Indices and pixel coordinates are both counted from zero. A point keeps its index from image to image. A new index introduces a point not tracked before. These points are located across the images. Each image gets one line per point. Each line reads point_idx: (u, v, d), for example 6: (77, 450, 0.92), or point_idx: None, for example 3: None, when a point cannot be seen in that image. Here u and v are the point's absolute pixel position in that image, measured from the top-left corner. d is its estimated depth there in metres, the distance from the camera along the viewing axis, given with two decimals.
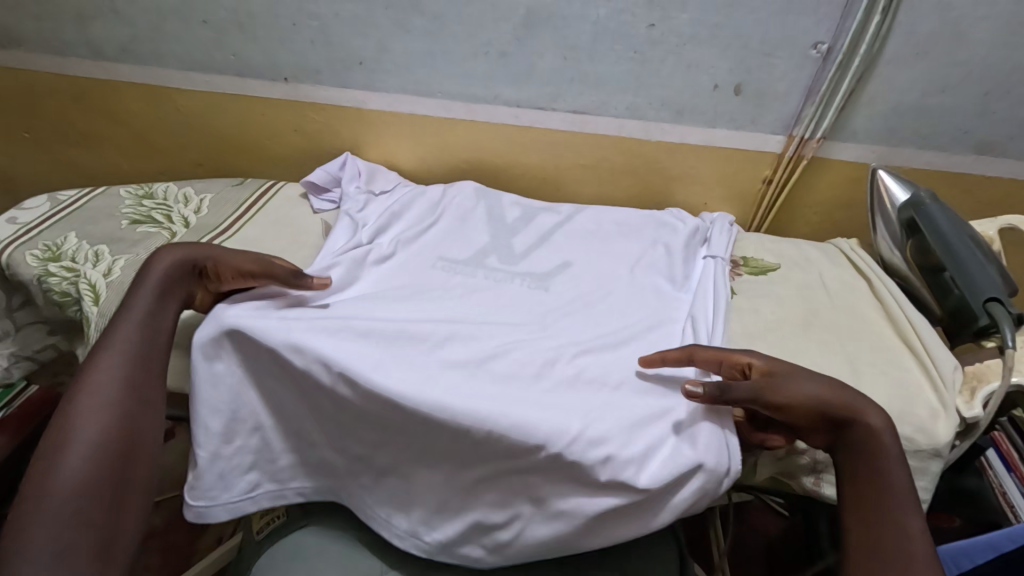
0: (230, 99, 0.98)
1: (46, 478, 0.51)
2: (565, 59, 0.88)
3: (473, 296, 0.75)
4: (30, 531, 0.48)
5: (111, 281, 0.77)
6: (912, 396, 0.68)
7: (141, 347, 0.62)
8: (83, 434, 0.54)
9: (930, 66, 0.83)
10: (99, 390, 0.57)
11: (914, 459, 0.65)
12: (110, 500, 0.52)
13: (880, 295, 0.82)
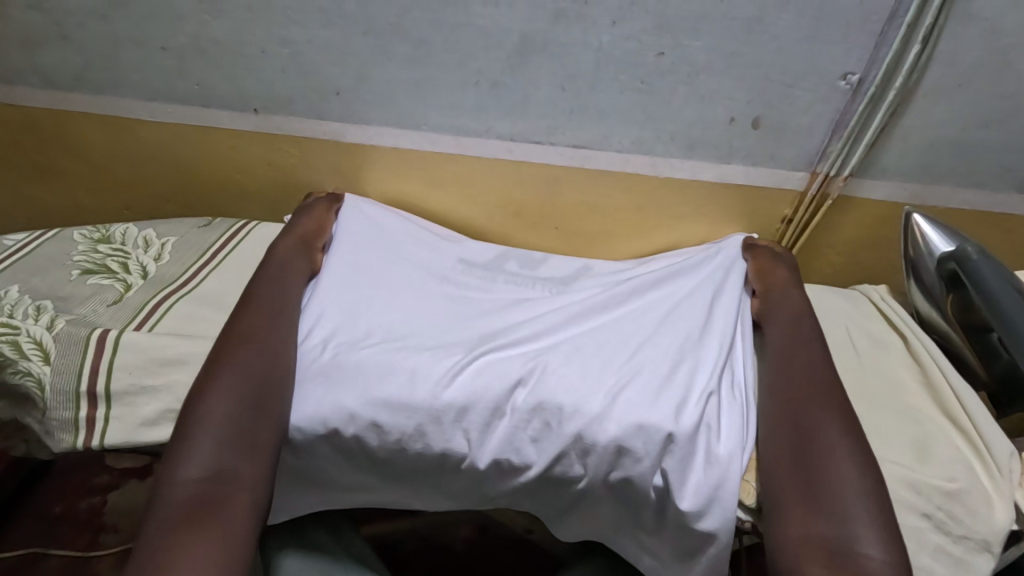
0: (196, 131, 0.89)
1: (204, 392, 0.58)
2: (564, 90, 0.79)
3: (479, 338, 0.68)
4: (193, 440, 0.54)
5: (58, 333, 0.68)
6: (965, 480, 0.59)
7: (280, 296, 0.69)
8: (238, 359, 0.60)
9: (971, 98, 0.75)
10: (246, 328, 0.64)
11: (960, 547, 0.57)
12: (248, 413, 0.57)
13: (917, 356, 0.73)
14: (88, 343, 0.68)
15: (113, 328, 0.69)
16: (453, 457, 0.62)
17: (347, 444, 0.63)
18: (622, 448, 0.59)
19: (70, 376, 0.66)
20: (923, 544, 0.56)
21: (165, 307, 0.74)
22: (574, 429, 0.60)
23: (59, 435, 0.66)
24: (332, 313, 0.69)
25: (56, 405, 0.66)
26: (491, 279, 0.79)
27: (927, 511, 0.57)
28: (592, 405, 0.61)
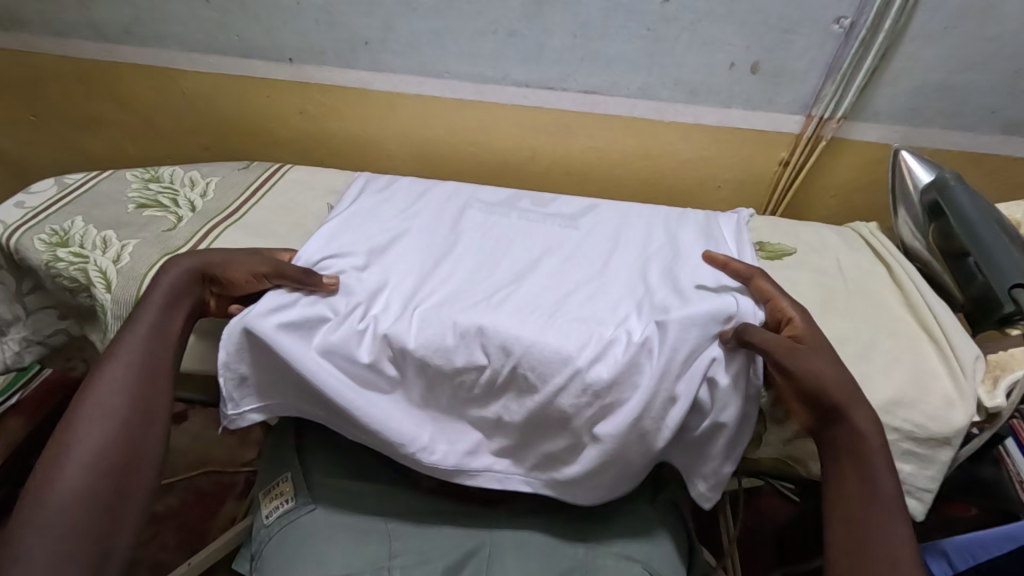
0: (236, 82, 0.97)
1: (49, 485, 0.52)
2: (576, 37, 0.85)
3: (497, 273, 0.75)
4: (31, 537, 0.50)
5: (120, 268, 0.75)
6: (934, 390, 0.65)
7: (148, 355, 0.62)
8: (87, 439, 0.55)
9: (956, 42, 0.80)
10: (104, 399, 0.58)
11: (924, 446, 0.63)
12: (105, 519, 0.52)
13: (898, 279, 0.80)
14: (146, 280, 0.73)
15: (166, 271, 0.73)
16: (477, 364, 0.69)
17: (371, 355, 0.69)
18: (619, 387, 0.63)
19: (127, 304, 0.72)
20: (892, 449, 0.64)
21: (212, 237, 0.81)
22: (566, 377, 0.63)
23: None
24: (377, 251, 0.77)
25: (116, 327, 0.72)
26: (507, 214, 0.87)
27: (895, 425, 0.64)
28: (593, 339, 0.65)
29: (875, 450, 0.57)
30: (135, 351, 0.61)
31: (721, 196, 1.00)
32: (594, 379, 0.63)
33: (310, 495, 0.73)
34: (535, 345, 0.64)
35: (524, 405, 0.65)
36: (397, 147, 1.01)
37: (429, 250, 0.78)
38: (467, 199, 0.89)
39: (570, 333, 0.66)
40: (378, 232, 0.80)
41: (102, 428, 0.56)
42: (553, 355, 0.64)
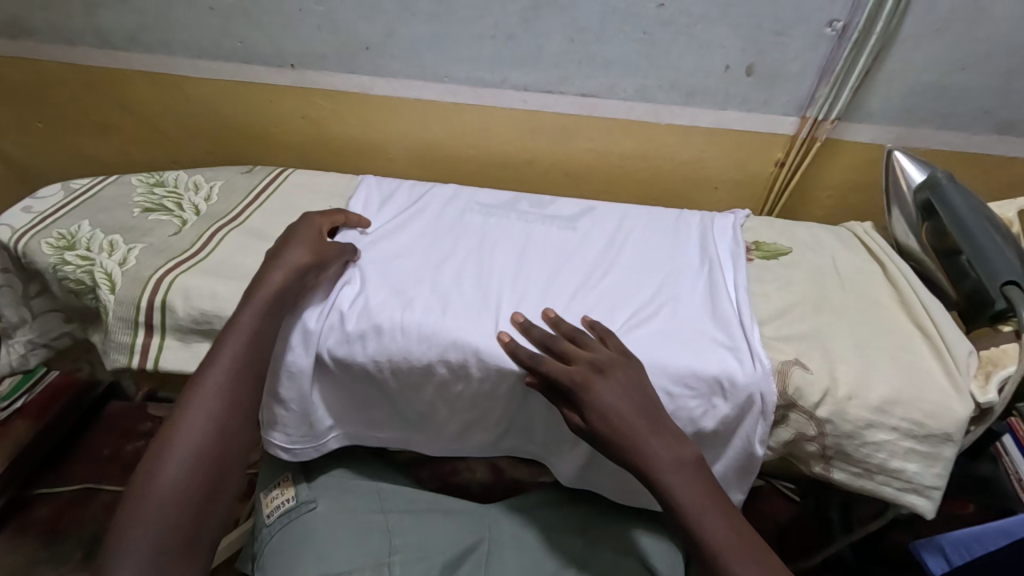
0: (238, 87, 0.98)
1: (153, 479, 0.57)
2: (573, 41, 0.86)
3: (498, 277, 0.76)
4: (134, 524, 0.55)
5: (125, 269, 0.76)
6: (932, 392, 0.65)
7: (246, 361, 0.65)
8: (184, 439, 0.60)
9: (947, 43, 0.81)
10: (202, 400, 0.62)
11: (925, 443, 0.64)
12: (194, 516, 0.57)
13: (895, 280, 0.80)
14: (148, 283, 0.74)
15: (170, 272, 0.75)
16: (489, 378, 0.68)
17: (364, 363, 0.69)
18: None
19: (130, 305, 0.72)
20: (893, 447, 0.65)
21: (218, 238, 0.83)
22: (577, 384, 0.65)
23: (111, 355, 0.74)
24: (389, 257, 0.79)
25: (119, 329, 0.73)
26: (505, 216, 0.88)
27: (893, 425, 0.65)
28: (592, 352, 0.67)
29: (667, 472, 0.60)
30: (235, 355, 0.65)
31: (717, 197, 1.01)
32: None
33: (311, 493, 0.75)
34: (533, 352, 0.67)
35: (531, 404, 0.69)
36: (397, 151, 1.02)
37: (440, 254, 0.80)
38: (467, 202, 0.90)
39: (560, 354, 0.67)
40: (392, 238, 0.82)
41: (198, 431, 0.60)
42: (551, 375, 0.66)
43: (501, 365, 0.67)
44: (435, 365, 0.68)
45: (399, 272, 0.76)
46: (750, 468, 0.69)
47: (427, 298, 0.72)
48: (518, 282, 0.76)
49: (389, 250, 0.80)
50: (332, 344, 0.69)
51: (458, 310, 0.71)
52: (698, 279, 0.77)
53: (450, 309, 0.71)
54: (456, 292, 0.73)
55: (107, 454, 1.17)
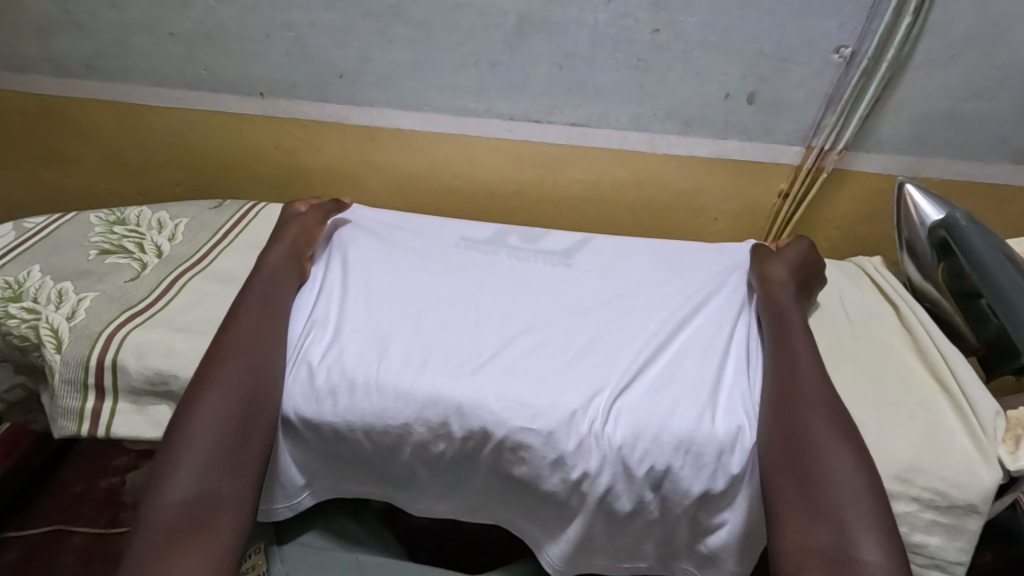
0: (206, 115, 0.92)
1: (194, 405, 0.58)
2: (562, 68, 0.81)
3: (482, 324, 0.70)
4: (171, 472, 0.53)
5: (74, 323, 0.69)
6: (959, 458, 0.59)
7: (265, 312, 0.68)
8: (222, 369, 0.61)
9: (962, 70, 0.76)
10: (226, 359, 0.62)
11: (950, 516, 0.59)
12: (238, 432, 0.57)
13: (909, 326, 0.75)
14: (98, 339, 0.67)
15: (122, 327, 0.68)
16: (472, 442, 0.62)
17: (333, 429, 0.62)
18: (625, 469, 0.59)
19: (77, 365, 0.66)
20: (915, 520, 0.59)
21: (180, 284, 0.76)
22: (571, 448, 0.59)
23: (56, 421, 0.67)
24: (362, 300, 0.72)
25: (63, 392, 0.66)
26: (492, 254, 0.82)
27: (916, 494, 0.59)
28: (586, 412, 0.61)
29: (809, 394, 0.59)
30: (255, 304, 0.68)
31: (718, 228, 0.95)
32: (604, 454, 0.59)
33: (285, 568, 0.69)
34: (520, 412, 0.60)
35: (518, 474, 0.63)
36: (377, 182, 0.96)
37: (419, 298, 0.73)
38: (450, 237, 0.84)
39: (551, 414, 0.60)
40: (368, 279, 0.75)
41: (235, 360, 0.62)
42: (542, 434, 0.59)
43: (486, 430, 0.60)
44: (412, 430, 0.62)
45: (375, 319, 0.70)
46: (757, 539, 0.59)
47: (405, 350, 0.66)
48: (504, 330, 0.69)
49: (363, 295, 0.73)
50: (300, 401, 0.63)
51: (438, 365, 0.64)
52: (703, 324, 0.71)
53: (428, 364, 0.64)
54: (436, 342, 0.67)
55: (77, 492, 1.03)
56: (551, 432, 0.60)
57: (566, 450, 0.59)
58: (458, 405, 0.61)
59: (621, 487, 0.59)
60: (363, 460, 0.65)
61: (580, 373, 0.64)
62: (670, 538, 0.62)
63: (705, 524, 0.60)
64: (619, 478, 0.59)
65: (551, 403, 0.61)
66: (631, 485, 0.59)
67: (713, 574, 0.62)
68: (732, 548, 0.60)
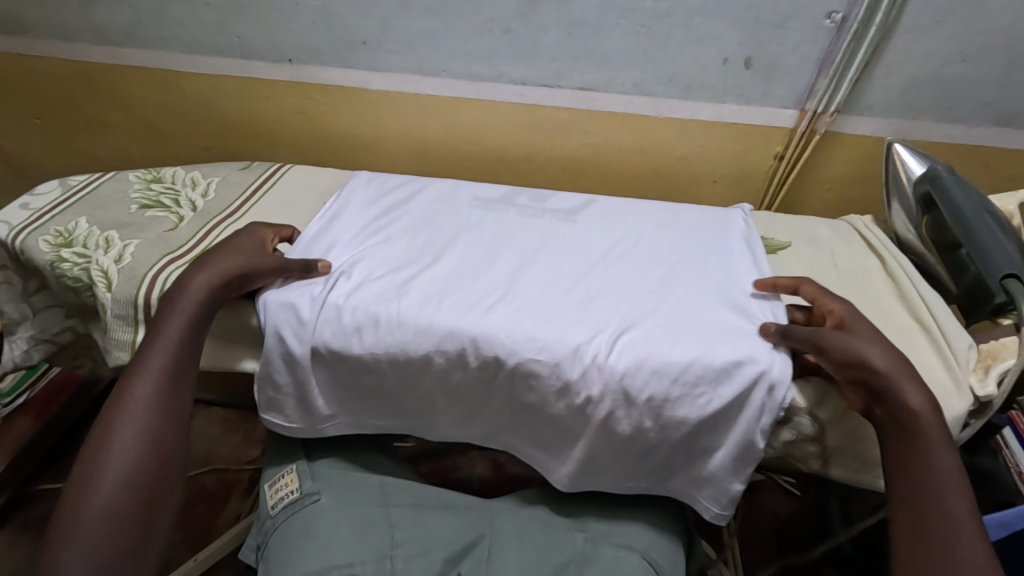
0: (235, 82, 0.98)
1: (88, 492, 0.56)
2: (570, 35, 0.86)
3: (497, 269, 0.76)
4: (67, 549, 0.53)
5: (121, 266, 0.76)
6: (933, 387, 0.65)
7: (173, 373, 0.64)
8: (121, 449, 0.58)
9: (947, 35, 0.80)
10: (132, 411, 0.61)
11: None
12: (137, 521, 0.56)
13: (893, 274, 0.80)
14: (144, 279, 0.74)
15: (167, 268, 0.75)
16: (488, 370, 0.68)
17: (363, 360, 0.69)
18: (624, 398, 0.65)
19: (126, 302, 0.72)
20: None
21: (215, 235, 0.83)
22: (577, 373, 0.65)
23: (109, 352, 0.74)
24: (386, 248, 0.79)
25: (116, 326, 0.73)
26: (503, 211, 0.87)
27: None
28: (589, 342, 0.66)
29: (929, 425, 0.57)
30: (164, 360, 0.64)
31: (716, 191, 1.01)
32: (610, 380, 0.65)
33: (315, 485, 0.74)
34: (538, 341, 0.66)
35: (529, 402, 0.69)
36: (395, 146, 1.02)
37: (438, 245, 0.80)
38: (464, 196, 0.90)
39: (556, 343, 0.66)
40: (387, 231, 0.82)
41: (134, 439, 0.59)
42: (549, 363, 0.65)
43: (498, 358, 0.66)
44: (436, 357, 0.68)
45: (397, 263, 0.76)
46: (750, 458, 0.65)
47: (428, 290, 0.72)
48: (516, 275, 0.75)
49: (387, 244, 0.79)
50: (329, 336, 0.68)
51: (454, 304, 0.70)
52: (699, 269, 0.76)
53: (447, 302, 0.70)
54: (455, 284, 0.73)
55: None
56: (556, 359, 0.65)
57: (571, 379, 0.65)
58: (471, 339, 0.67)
59: (619, 413, 0.66)
60: (392, 389, 0.72)
61: (585, 312, 0.70)
62: (669, 459, 0.69)
63: (700, 445, 0.67)
64: (617, 404, 0.65)
65: (561, 335, 0.67)
66: (630, 410, 0.65)
67: (709, 492, 0.69)
68: (728, 467, 0.66)
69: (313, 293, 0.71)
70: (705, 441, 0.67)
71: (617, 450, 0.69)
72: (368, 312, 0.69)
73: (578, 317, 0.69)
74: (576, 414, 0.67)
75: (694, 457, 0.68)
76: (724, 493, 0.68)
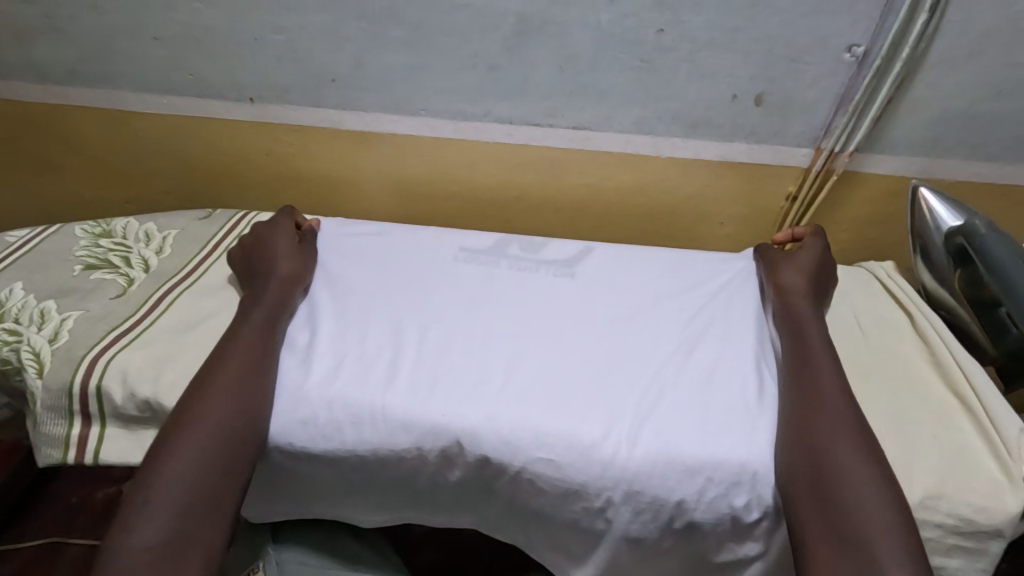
0: (192, 122, 0.89)
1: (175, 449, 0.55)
2: (562, 71, 0.78)
3: (491, 341, 0.67)
4: (153, 501, 0.52)
5: (57, 346, 0.66)
6: (984, 485, 0.57)
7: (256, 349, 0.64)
8: (209, 408, 0.58)
9: (980, 69, 0.73)
10: (221, 379, 0.60)
11: (972, 540, 0.56)
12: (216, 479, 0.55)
13: (926, 340, 0.71)
14: (81, 363, 0.65)
15: (108, 350, 0.66)
16: (480, 467, 0.59)
17: (341, 458, 0.60)
18: (636, 501, 0.57)
19: (60, 391, 0.63)
20: (936, 544, 0.57)
21: (166, 304, 0.73)
22: (583, 479, 0.57)
23: (41, 447, 0.65)
24: (363, 317, 0.70)
25: (48, 418, 0.64)
26: (495, 264, 0.79)
27: (937, 521, 0.56)
28: (606, 439, 0.58)
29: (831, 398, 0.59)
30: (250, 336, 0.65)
31: (723, 233, 0.93)
32: (624, 484, 0.56)
33: None
34: (549, 436, 0.58)
35: (529, 502, 0.60)
36: (373, 189, 0.93)
37: (423, 311, 0.71)
38: (451, 246, 0.81)
39: (567, 443, 0.58)
40: (364, 295, 0.73)
41: (223, 401, 0.58)
42: (550, 461, 0.57)
43: (492, 456, 0.58)
44: (424, 451, 0.59)
45: (374, 337, 0.67)
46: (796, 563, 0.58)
47: (414, 372, 0.63)
48: (513, 350, 0.66)
49: (365, 315, 0.70)
50: (304, 437, 0.60)
51: (441, 394, 0.61)
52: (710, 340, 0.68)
53: (432, 388, 0.61)
54: (444, 362, 0.64)
55: (72, 503, 0.92)
56: (556, 457, 0.57)
57: (576, 483, 0.57)
58: (458, 433, 0.58)
59: (627, 517, 0.57)
60: (381, 486, 0.63)
61: (594, 397, 0.61)
62: (689, 559, 0.61)
63: (737, 550, 0.58)
64: (625, 508, 0.57)
65: (566, 428, 0.58)
66: (641, 513, 0.57)
67: None
68: (770, 573, 0.59)
69: (297, 380, 0.63)
70: (735, 546, 0.58)
71: (640, 555, 0.60)
72: (349, 407, 0.60)
73: (590, 403, 0.61)
74: (582, 514, 0.59)
75: (732, 563, 0.59)
76: None
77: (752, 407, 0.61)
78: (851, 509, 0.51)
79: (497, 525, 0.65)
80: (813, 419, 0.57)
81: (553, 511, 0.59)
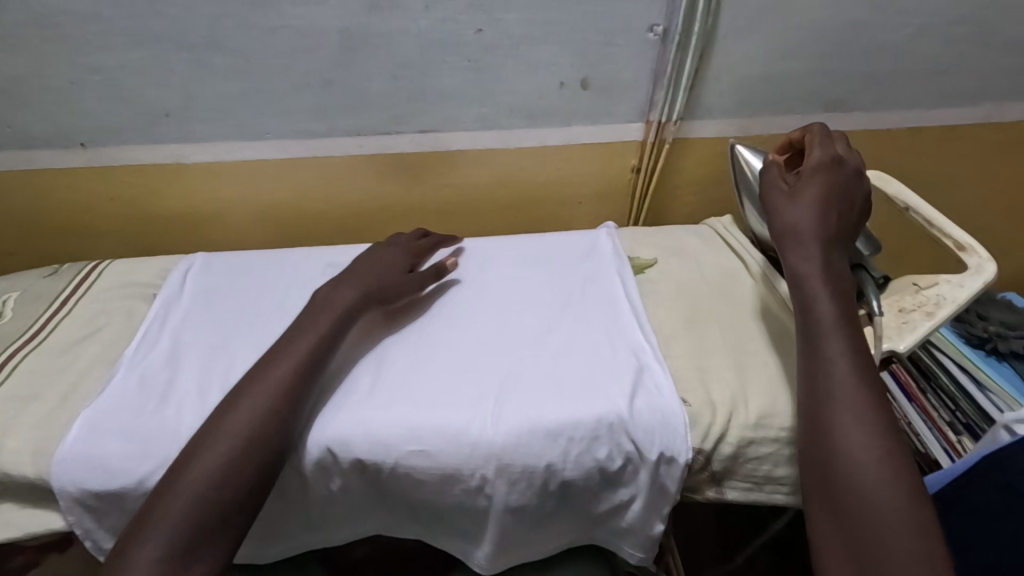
0: (22, 177, 0.84)
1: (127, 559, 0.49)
2: (396, 78, 0.80)
3: (361, 349, 0.68)
4: None
5: None
6: None
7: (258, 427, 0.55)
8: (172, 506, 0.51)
9: (764, 35, 0.82)
10: (191, 475, 0.52)
11: None
12: None
13: (759, 282, 0.79)
14: None
15: None
16: (359, 470, 0.61)
17: None
18: (510, 473, 0.60)
19: None
20: (778, 457, 0.63)
21: (10, 368, 0.69)
22: (457, 462, 0.59)
23: None
24: (229, 348, 0.69)
25: None
26: None
27: (774, 437, 0.63)
28: (473, 421, 0.61)
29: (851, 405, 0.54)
30: (244, 414, 0.56)
31: (584, 212, 0.99)
32: (495, 458, 0.59)
33: None
34: (420, 428, 0.60)
35: (414, 494, 0.62)
36: (234, 219, 0.92)
37: (291, 331, 0.71)
38: (317, 264, 0.82)
39: (437, 432, 0.60)
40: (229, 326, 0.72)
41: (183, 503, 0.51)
42: (423, 451, 0.59)
43: (367, 458, 0.59)
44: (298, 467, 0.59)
45: (241, 365, 0.67)
46: (663, 500, 0.63)
47: None
48: (384, 353, 0.68)
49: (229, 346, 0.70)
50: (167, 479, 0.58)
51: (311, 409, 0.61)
52: (568, 313, 0.73)
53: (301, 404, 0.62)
54: None
55: None
56: (428, 447, 0.59)
57: (451, 467, 0.59)
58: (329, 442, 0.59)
59: (504, 489, 0.60)
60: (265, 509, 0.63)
61: (462, 384, 0.64)
62: (574, 514, 0.65)
63: (613, 498, 0.63)
64: (502, 481, 0.60)
65: (436, 419, 0.61)
66: (517, 483, 0.60)
67: (628, 540, 0.67)
68: (645, 513, 0.63)
69: (158, 422, 0.61)
70: (609, 494, 0.63)
71: (527, 523, 0.64)
72: None
73: (459, 390, 0.64)
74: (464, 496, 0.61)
75: (611, 511, 0.64)
76: (643, 538, 0.66)
77: (606, 367, 0.66)
78: (862, 511, 0.50)
79: (393, 524, 0.66)
80: (832, 424, 0.54)
81: (437, 498, 0.62)
